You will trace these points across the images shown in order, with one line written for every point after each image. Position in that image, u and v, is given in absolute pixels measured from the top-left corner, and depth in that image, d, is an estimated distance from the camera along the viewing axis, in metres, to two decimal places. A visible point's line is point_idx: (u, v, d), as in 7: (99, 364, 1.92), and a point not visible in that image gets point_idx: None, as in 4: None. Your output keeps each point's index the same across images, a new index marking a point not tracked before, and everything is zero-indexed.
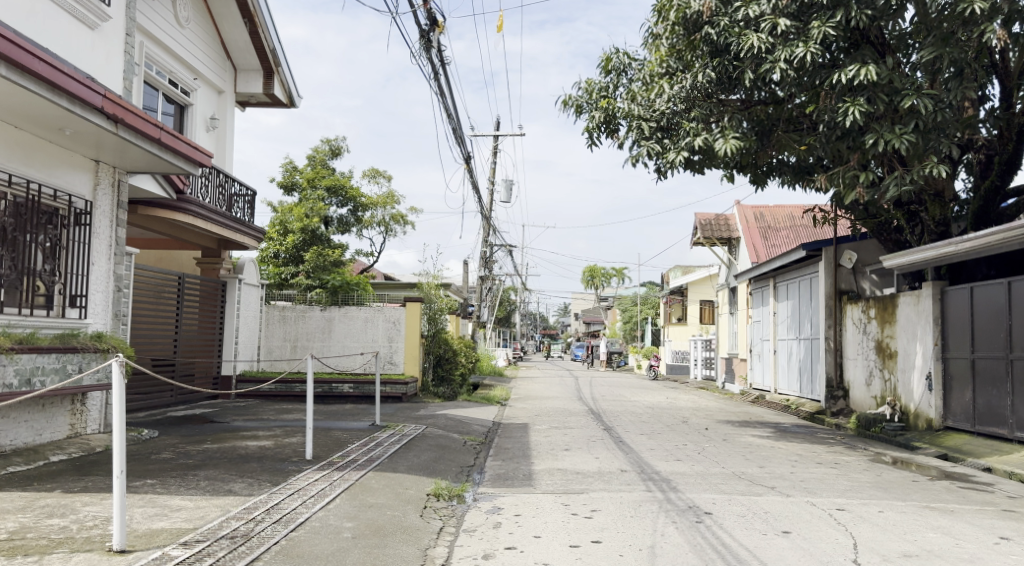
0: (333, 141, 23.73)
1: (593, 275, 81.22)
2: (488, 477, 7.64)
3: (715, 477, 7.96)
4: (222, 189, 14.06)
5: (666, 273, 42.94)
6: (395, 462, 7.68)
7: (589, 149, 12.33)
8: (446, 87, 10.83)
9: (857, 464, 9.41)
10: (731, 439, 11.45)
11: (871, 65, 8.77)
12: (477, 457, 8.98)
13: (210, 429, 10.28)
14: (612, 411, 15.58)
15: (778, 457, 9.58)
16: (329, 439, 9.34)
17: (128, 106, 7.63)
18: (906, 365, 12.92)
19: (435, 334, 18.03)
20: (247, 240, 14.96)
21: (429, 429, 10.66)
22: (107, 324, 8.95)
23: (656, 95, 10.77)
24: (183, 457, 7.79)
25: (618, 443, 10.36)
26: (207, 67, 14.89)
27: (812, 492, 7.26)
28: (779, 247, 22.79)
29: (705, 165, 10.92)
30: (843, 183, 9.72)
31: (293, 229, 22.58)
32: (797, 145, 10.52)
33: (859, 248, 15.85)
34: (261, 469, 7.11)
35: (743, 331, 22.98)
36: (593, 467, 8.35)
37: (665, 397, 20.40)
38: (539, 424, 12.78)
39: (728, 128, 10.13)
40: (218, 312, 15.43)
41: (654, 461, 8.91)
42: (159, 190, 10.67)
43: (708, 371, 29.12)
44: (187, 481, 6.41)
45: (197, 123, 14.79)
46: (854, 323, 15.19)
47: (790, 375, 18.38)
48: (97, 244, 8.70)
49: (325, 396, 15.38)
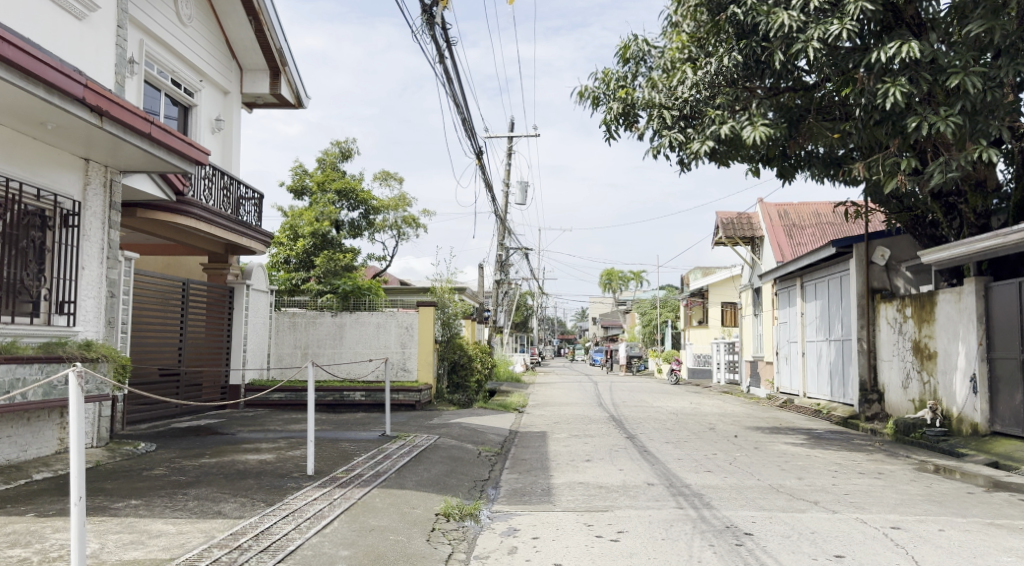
0: (343, 144, 23.28)
1: (611, 279, 80.55)
2: (503, 493, 7.04)
3: (751, 491, 7.30)
4: (228, 192, 13.60)
5: (686, 276, 42.24)
6: (402, 478, 7.09)
7: (607, 143, 11.71)
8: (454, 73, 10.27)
9: (904, 474, 8.71)
10: (763, 447, 10.78)
11: (914, 41, 8.10)
12: (493, 470, 8.39)
13: (212, 442, 9.77)
14: (634, 417, 14.93)
15: (817, 468, 8.88)
16: (335, 451, 8.79)
17: (111, 96, 7.08)
18: (947, 367, 12.17)
19: (450, 339, 17.59)
20: (254, 244, 14.50)
21: (442, 439, 10.09)
22: (99, 332, 8.48)
23: (678, 81, 10.18)
24: (176, 473, 7.26)
25: (643, 453, 9.72)
26: (211, 66, 14.47)
27: (861, 508, 6.59)
28: (805, 245, 22.02)
29: (730, 156, 10.27)
30: (883, 171, 9.06)
31: (303, 234, 22.22)
32: (830, 133, 9.85)
33: (891, 244, 15.10)
34: (257, 487, 6.55)
35: (769, 333, 22.23)
36: (618, 480, 7.72)
37: (689, 402, 19.70)
38: (558, 433, 12.18)
39: (756, 115, 9.51)
40: (226, 318, 14.98)
41: (682, 473, 8.26)
42: (157, 191, 10.19)
43: (731, 375, 28.38)
44: (174, 502, 5.86)
45: (202, 125, 14.35)
46: (888, 323, 14.42)
47: (820, 379, 17.63)
48: (88, 246, 8.23)
49: (336, 405, 14.85)
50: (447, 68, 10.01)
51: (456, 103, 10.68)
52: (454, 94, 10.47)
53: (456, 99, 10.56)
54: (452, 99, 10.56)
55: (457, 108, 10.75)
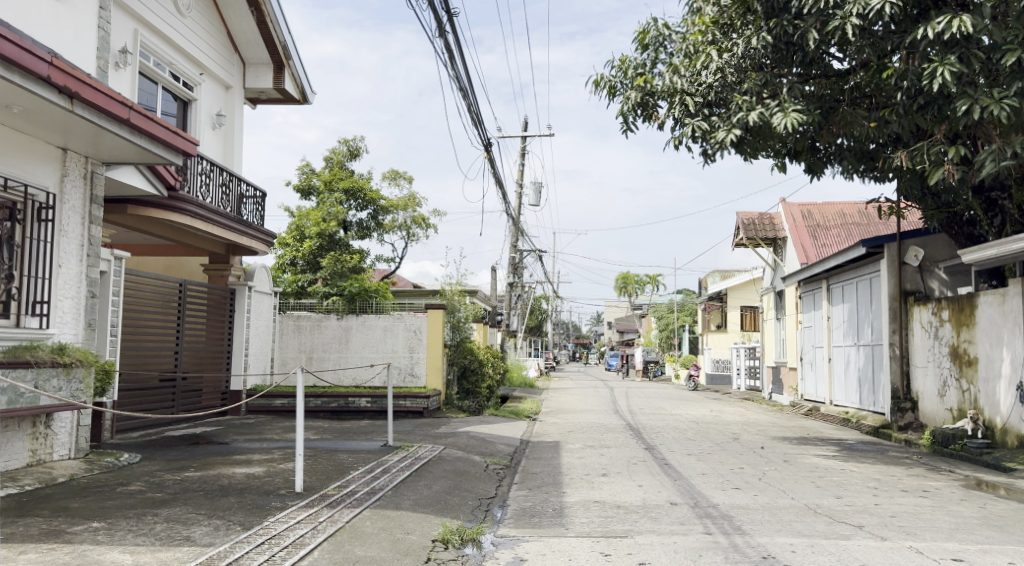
0: (351, 142, 22.78)
1: (627, 284, 79.57)
2: (511, 514, 6.35)
3: (786, 513, 6.58)
4: (227, 189, 13.02)
5: (704, 280, 41.30)
6: (399, 496, 6.43)
7: (624, 135, 11.02)
8: (458, 50, 9.39)
9: (952, 491, 7.89)
10: (792, 460, 10.02)
11: (966, 15, 7.33)
12: (500, 486, 7.71)
13: (202, 452, 9.18)
14: (653, 426, 14.18)
15: (854, 485, 8.11)
16: (330, 464, 8.14)
17: (81, 76, 6.51)
18: (989, 374, 11.31)
19: (459, 343, 16.87)
20: (256, 244, 13.92)
21: (448, 450, 9.42)
22: (79, 334, 7.93)
23: (702, 66, 9.47)
24: (154, 490, 6.66)
25: (664, 467, 9.02)
26: (212, 59, 13.95)
27: (912, 534, 5.83)
28: (830, 247, 21.21)
29: (757, 147, 9.57)
30: (928, 161, 8.33)
31: (310, 234, 21.77)
32: (866, 121, 9.12)
33: (925, 243, 14.29)
34: (237, 507, 5.93)
35: (792, 338, 21.39)
36: (637, 498, 7.02)
37: (710, 410, 18.86)
38: (572, 443, 11.48)
39: (787, 101, 8.83)
40: (226, 321, 14.39)
41: (708, 490, 7.54)
42: (148, 187, 9.63)
43: (752, 381, 27.52)
44: (139, 524, 5.24)
45: (202, 121, 13.79)
46: (923, 327, 13.59)
47: (848, 386, 16.82)
48: (65, 243, 7.69)
49: (340, 411, 14.24)
50: (448, 44, 9.14)
51: (460, 87, 10.05)
52: (457, 77, 9.85)
53: (459, 81, 9.93)
54: (457, 83, 9.94)
55: (461, 92, 10.12)
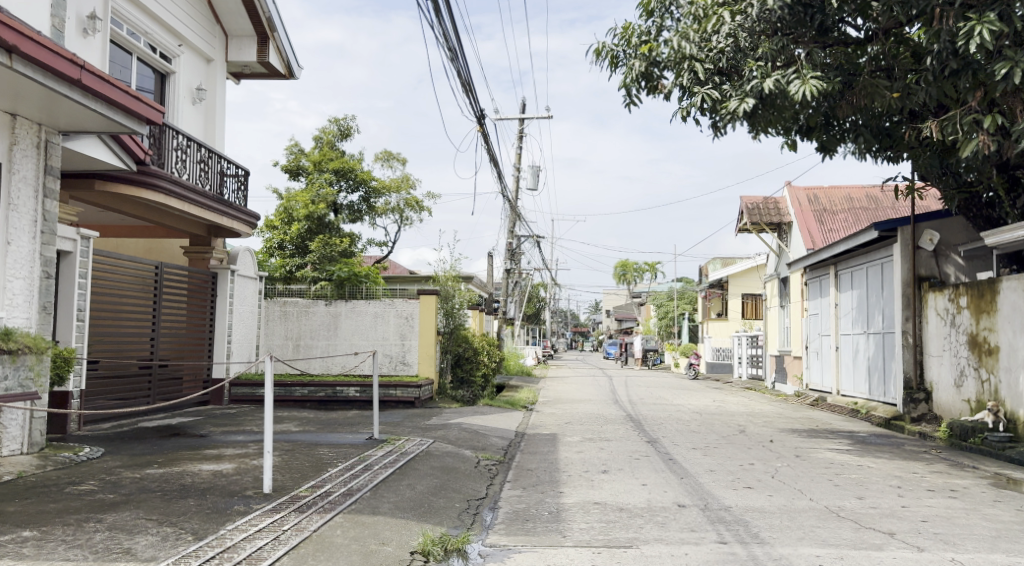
0: (341, 121, 22.12)
1: (626, 271, 78.87)
2: (502, 518, 5.71)
3: (806, 517, 5.95)
4: (206, 167, 12.32)
5: (705, 267, 40.71)
6: (378, 498, 5.79)
7: (625, 108, 10.33)
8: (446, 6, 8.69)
9: (983, 491, 7.26)
10: (804, 455, 9.40)
11: None
12: (491, 485, 7.07)
13: (172, 447, 8.52)
14: (655, 417, 13.58)
15: (876, 484, 7.47)
16: (308, 459, 7.50)
17: (20, 27, 5.78)
18: (1011, 363, 10.59)
19: (453, 330, 16.20)
20: (238, 225, 13.22)
21: (438, 445, 8.79)
22: (32, 319, 7.29)
23: (713, 30, 8.79)
24: (106, 490, 6.00)
25: (669, 462, 8.40)
26: (191, 30, 13.20)
27: (952, 543, 5.20)
28: (837, 232, 20.56)
29: (770, 122, 8.93)
30: (960, 132, 7.65)
31: (298, 217, 21.11)
32: (888, 93, 8.48)
33: (940, 227, 13.64)
34: (195, 512, 5.30)
35: (797, 325, 20.76)
36: (641, 499, 6.39)
37: (712, 400, 18.25)
38: (570, 436, 10.85)
39: (806, 68, 8.21)
40: (208, 306, 13.71)
41: (718, 490, 6.91)
42: (116, 161, 8.95)
43: (753, 370, 26.96)
44: (77, 533, 4.60)
45: (181, 95, 13.06)
46: (938, 314, 12.95)
47: (856, 375, 16.23)
48: (16, 218, 7.02)
49: (327, 401, 13.59)
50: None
51: (449, 46, 9.35)
52: (446, 34, 9.14)
53: (447, 40, 9.22)
54: (445, 41, 9.25)
55: (449, 52, 9.43)
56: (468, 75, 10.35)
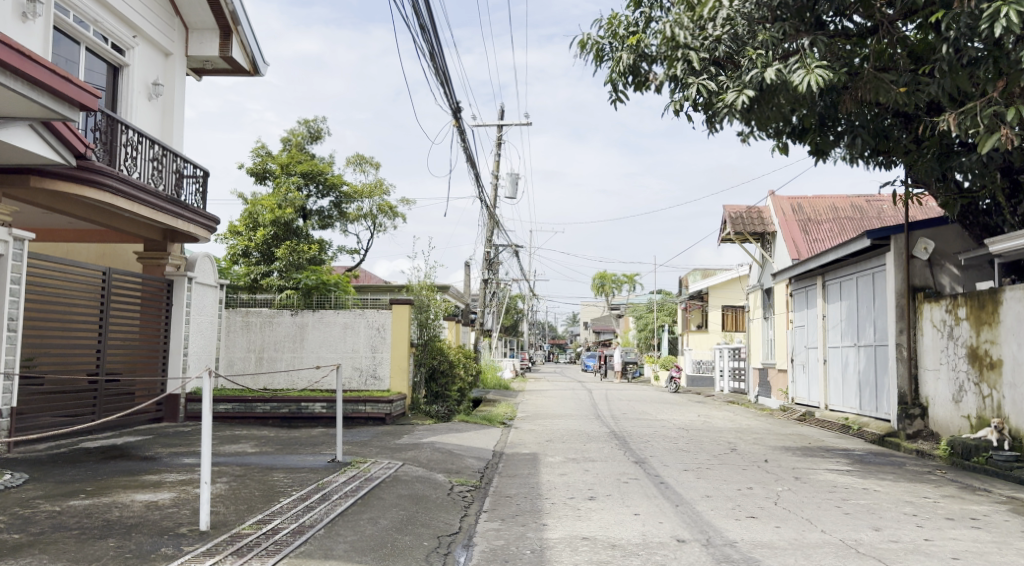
0: (311, 124, 21.50)
1: (605, 283, 78.33)
2: (477, 560, 4.92)
3: (823, 554, 5.24)
4: (160, 166, 11.46)
5: (685, 278, 40.25)
6: (332, 537, 4.98)
7: (611, 105, 9.66)
8: None
9: (1006, 520, 6.60)
10: (805, 477, 8.72)
11: None
12: (465, 516, 6.29)
13: (107, 472, 7.60)
14: (640, 434, 12.84)
15: (889, 511, 6.79)
16: (260, 487, 6.64)
17: None
18: (1015, 378, 10.02)
19: (428, 342, 15.33)
20: (196, 230, 12.34)
21: (407, 468, 7.97)
22: None
23: (708, 18, 8.17)
24: (13, 529, 5.11)
25: (661, 487, 7.66)
26: (147, 20, 12.32)
27: None
28: (822, 242, 20.11)
29: (770, 118, 8.30)
30: (979, 127, 7.06)
31: (264, 222, 20.20)
32: (895, 88, 7.91)
33: (936, 236, 13.13)
34: (109, 557, 4.44)
35: (783, 338, 20.16)
36: (635, 533, 5.66)
37: (697, 415, 17.56)
38: (551, 455, 10.08)
39: (810, 56, 7.61)
40: (162, 317, 12.75)
41: (720, 521, 6.19)
42: (53, 156, 8.10)
43: (736, 383, 26.37)
44: None
45: (135, 89, 12.19)
46: (934, 326, 12.41)
47: (846, 389, 15.65)
48: None
49: (291, 418, 12.70)
50: None
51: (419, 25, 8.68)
52: (416, 11, 8.47)
53: (418, 17, 8.59)
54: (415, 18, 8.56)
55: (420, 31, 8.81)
56: (441, 61, 9.73)
